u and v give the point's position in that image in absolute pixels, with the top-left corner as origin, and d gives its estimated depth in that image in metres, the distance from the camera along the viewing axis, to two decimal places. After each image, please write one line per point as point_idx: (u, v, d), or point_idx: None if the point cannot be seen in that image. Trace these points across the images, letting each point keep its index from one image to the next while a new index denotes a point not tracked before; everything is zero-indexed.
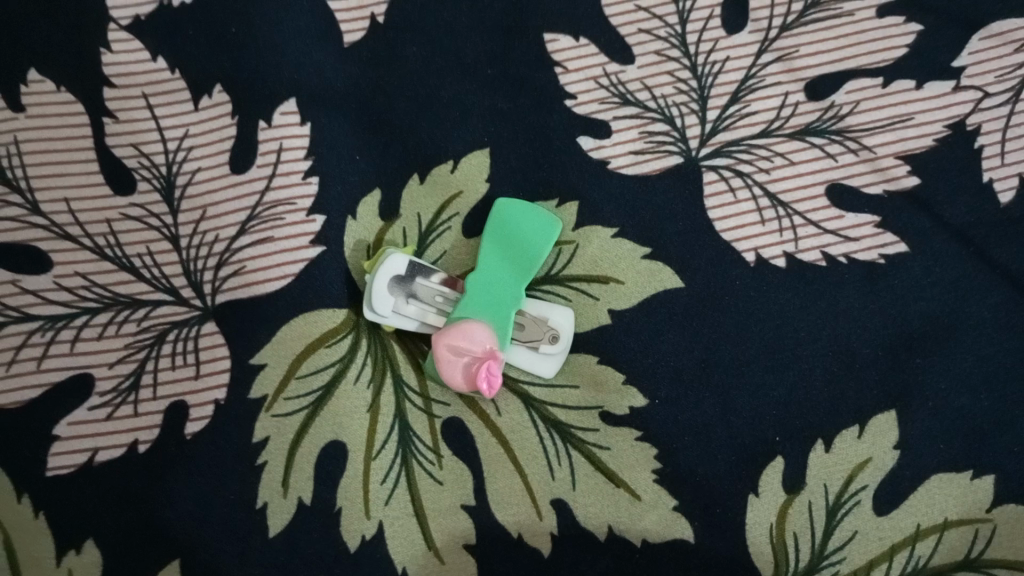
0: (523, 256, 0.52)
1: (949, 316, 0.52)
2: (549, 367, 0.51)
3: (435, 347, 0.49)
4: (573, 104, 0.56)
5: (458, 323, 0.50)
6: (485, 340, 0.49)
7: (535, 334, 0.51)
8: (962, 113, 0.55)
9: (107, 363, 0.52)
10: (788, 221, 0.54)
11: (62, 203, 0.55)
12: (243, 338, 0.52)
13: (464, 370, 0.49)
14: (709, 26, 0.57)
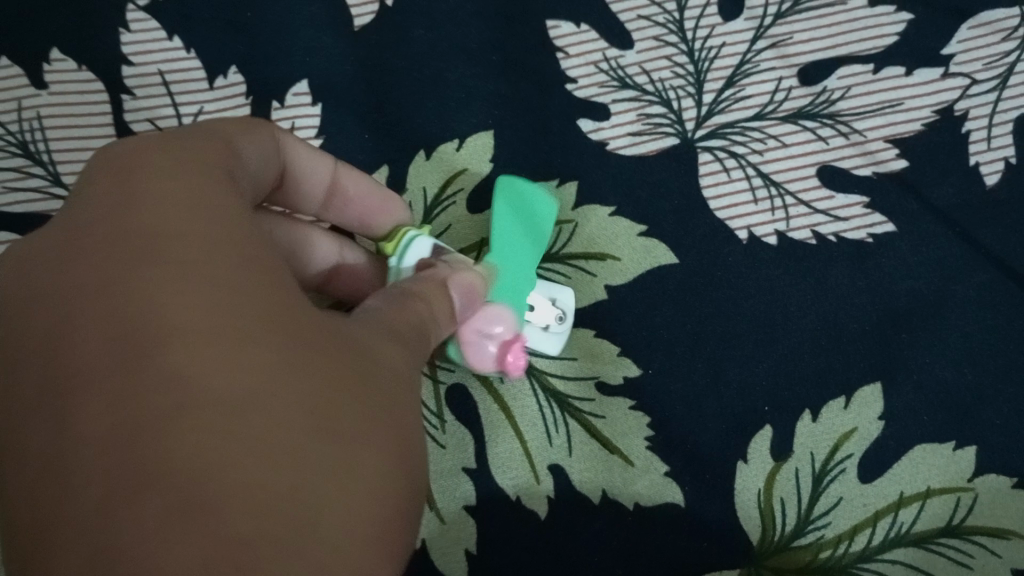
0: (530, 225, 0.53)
1: (935, 294, 0.54)
2: (554, 345, 0.53)
3: (460, 332, 0.48)
4: (574, 88, 0.58)
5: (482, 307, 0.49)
6: (511, 319, 0.49)
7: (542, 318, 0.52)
8: (950, 99, 0.57)
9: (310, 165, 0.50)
10: (779, 200, 0.56)
11: (184, 158, 0.40)
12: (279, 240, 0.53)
13: (494, 351, 0.49)
14: (705, 13, 0.59)
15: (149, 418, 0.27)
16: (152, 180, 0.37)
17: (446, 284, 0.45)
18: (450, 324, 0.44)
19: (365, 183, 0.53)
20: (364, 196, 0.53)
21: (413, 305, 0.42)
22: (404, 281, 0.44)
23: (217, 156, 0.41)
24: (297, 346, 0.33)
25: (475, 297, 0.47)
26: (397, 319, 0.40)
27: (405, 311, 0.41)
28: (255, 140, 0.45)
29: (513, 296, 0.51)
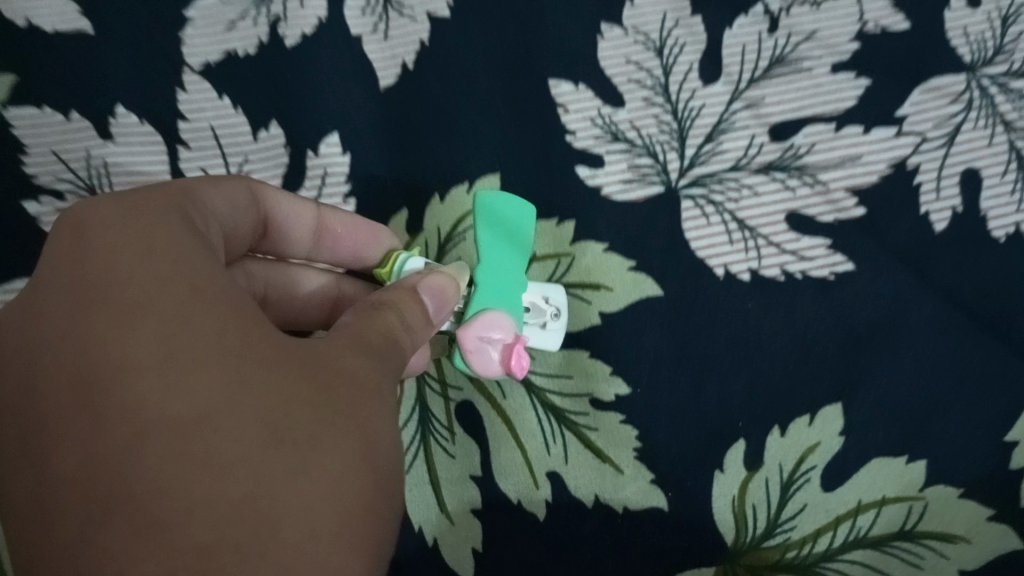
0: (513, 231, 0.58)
1: (890, 324, 0.61)
2: (553, 340, 0.59)
3: (462, 344, 0.55)
4: (572, 140, 0.66)
5: (480, 318, 0.55)
6: (507, 325, 0.55)
7: (538, 318, 0.59)
8: (903, 155, 0.65)
9: (277, 218, 0.59)
10: (752, 242, 0.63)
11: (133, 204, 0.45)
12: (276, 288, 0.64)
13: (496, 356, 0.55)
14: (688, 78, 0.67)
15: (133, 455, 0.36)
16: (107, 227, 0.43)
17: (416, 290, 0.51)
18: (423, 324, 0.50)
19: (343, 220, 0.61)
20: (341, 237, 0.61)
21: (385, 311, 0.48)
22: (379, 295, 0.50)
23: (164, 197, 0.47)
24: (254, 369, 0.39)
25: (446, 297, 0.52)
26: (366, 328, 0.46)
27: (380, 322, 0.47)
28: (223, 188, 0.53)
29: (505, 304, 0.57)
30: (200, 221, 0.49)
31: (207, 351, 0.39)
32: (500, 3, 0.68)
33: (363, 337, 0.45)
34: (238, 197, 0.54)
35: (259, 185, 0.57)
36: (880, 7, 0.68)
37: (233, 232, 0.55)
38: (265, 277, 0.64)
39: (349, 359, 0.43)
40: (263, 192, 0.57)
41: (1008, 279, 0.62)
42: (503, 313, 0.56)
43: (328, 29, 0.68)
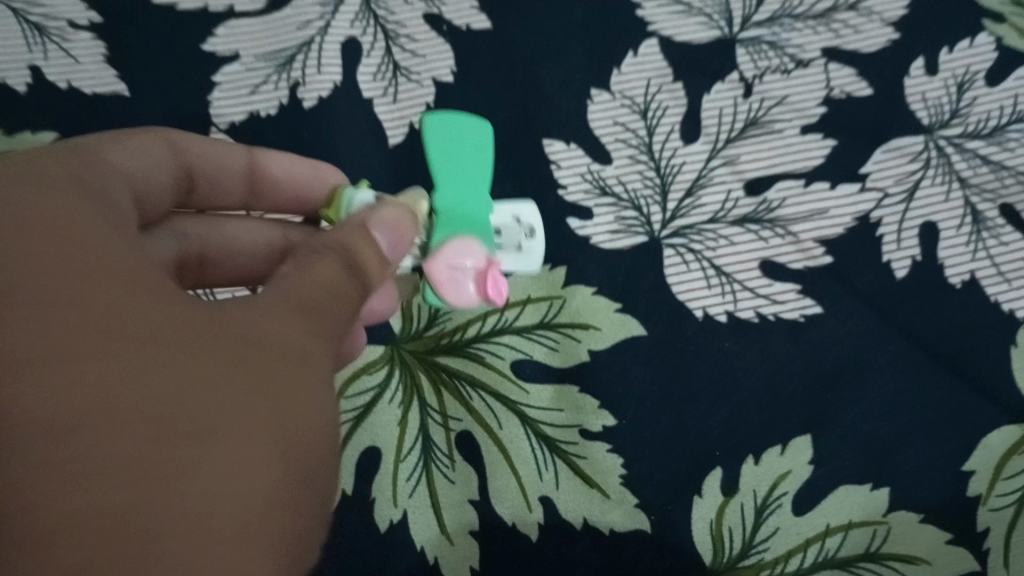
0: (477, 166, 0.64)
1: (855, 363, 0.67)
2: (532, 263, 0.67)
3: (436, 271, 0.60)
4: (564, 194, 0.72)
5: (453, 243, 0.60)
6: (477, 249, 0.60)
7: (512, 238, 0.67)
8: (867, 209, 0.71)
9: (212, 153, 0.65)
10: (729, 287, 0.69)
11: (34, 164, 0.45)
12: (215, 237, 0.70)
13: (471, 280, 0.60)
14: (670, 138, 0.74)
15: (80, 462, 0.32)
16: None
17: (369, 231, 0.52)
18: (380, 263, 0.51)
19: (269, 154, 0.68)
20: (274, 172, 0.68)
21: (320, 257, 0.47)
22: (327, 237, 0.50)
23: (61, 163, 0.47)
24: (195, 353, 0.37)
25: (400, 235, 0.54)
26: (305, 286, 0.44)
27: (320, 272, 0.46)
28: (127, 145, 0.56)
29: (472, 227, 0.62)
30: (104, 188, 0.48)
31: (142, 331, 0.37)
32: (500, 72, 0.75)
33: (300, 297, 0.44)
34: (158, 151, 0.59)
35: (180, 138, 0.62)
36: (845, 76, 0.76)
37: (151, 180, 0.58)
38: (194, 226, 0.69)
39: (288, 324, 0.41)
40: (187, 148, 0.62)
41: (964, 322, 0.68)
42: (472, 237, 0.61)
43: (343, 93, 0.75)
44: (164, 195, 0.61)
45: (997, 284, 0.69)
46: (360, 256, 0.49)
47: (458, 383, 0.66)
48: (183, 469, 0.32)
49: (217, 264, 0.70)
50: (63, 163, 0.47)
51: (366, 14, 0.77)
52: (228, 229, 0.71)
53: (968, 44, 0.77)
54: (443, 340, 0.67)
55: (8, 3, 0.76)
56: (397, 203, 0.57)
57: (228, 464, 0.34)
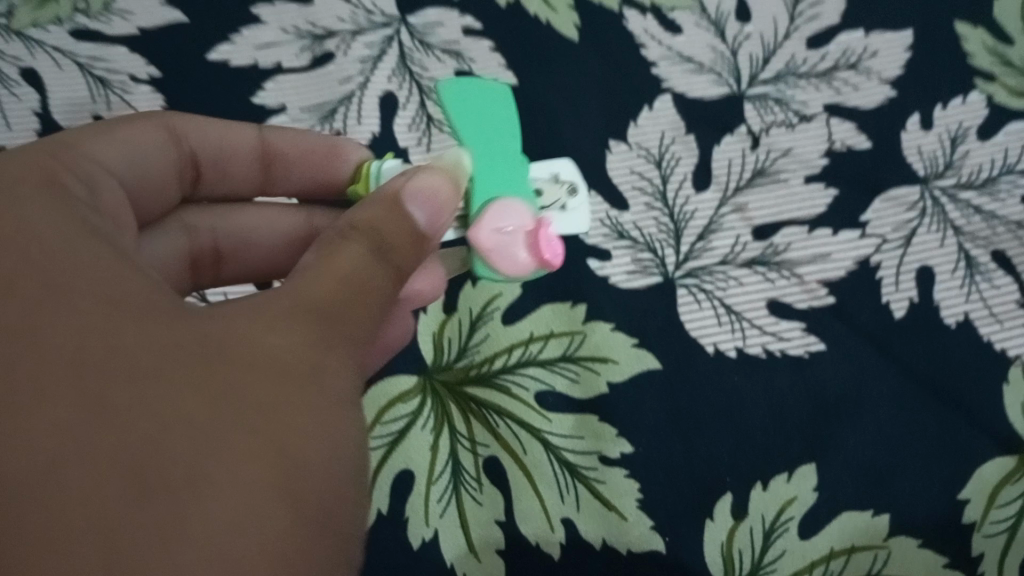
0: (500, 123, 0.61)
1: (854, 397, 0.72)
2: (578, 220, 0.64)
3: (480, 241, 0.57)
4: (585, 237, 0.77)
5: (491, 210, 0.58)
6: (518, 211, 0.58)
7: (554, 198, 0.64)
8: (867, 254, 0.77)
9: (217, 137, 0.70)
10: (738, 324, 0.74)
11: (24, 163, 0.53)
12: (231, 221, 0.75)
13: (521, 243, 0.57)
14: (683, 186, 0.79)
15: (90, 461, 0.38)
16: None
17: (402, 198, 0.53)
18: (409, 229, 0.52)
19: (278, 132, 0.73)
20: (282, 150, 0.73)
21: (341, 245, 0.50)
22: (353, 214, 0.52)
23: (49, 163, 0.54)
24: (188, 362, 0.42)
25: (438, 195, 0.54)
26: (317, 276, 0.48)
27: (338, 255, 0.49)
28: (115, 146, 0.61)
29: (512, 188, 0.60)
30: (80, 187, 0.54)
31: (139, 343, 0.42)
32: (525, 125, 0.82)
33: (309, 286, 0.47)
34: (153, 135, 0.65)
35: (178, 121, 0.67)
36: (845, 130, 0.81)
37: (138, 172, 0.63)
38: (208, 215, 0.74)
39: (287, 323, 0.45)
40: (187, 131, 0.68)
41: (957, 359, 0.73)
42: (514, 199, 0.59)
43: (381, 142, 0.81)
44: (158, 179, 0.66)
45: (989, 324, 0.75)
46: (387, 232, 0.51)
47: (486, 411, 0.71)
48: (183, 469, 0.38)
49: (236, 251, 0.75)
50: (54, 168, 0.54)
51: (402, 70, 0.83)
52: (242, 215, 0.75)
53: (961, 101, 0.83)
54: (472, 372, 0.72)
55: (73, 57, 0.82)
56: (439, 165, 0.57)
57: (225, 463, 0.39)
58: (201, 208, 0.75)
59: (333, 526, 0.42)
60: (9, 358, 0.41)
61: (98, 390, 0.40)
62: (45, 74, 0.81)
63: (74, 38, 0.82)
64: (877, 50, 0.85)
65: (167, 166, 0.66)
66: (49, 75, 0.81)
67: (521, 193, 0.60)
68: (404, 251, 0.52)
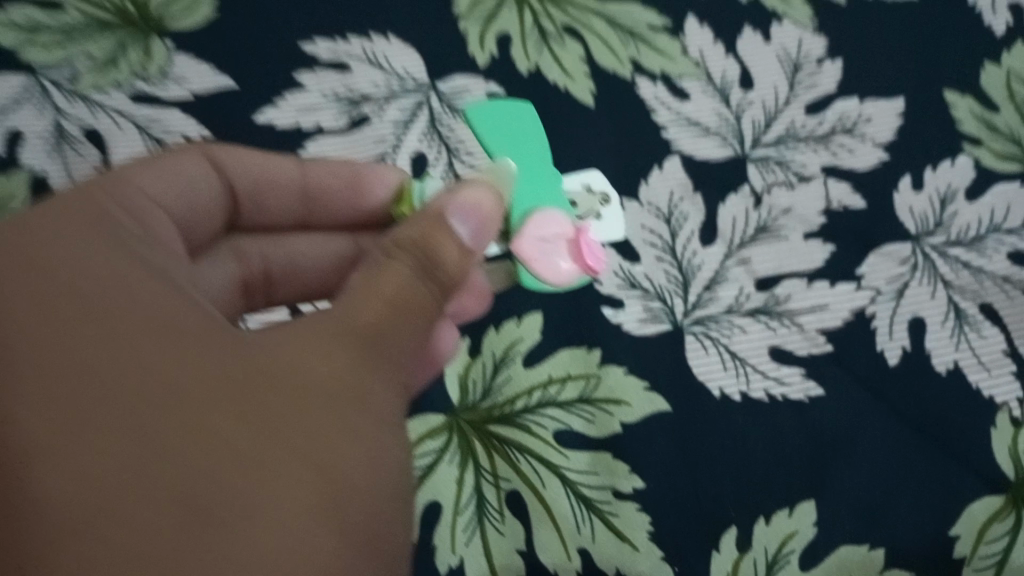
0: (529, 141, 0.71)
1: (850, 439, 0.78)
2: None
3: (525, 249, 0.67)
4: (600, 286, 0.83)
5: (533, 219, 0.68)
6: (555, 218, 0.68)
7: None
8: (862, 305, 0.83)
9: (267, 170, 0.76)
10: (742, 370, 0.80)
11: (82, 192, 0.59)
12: (279, 250, 0.82)
13: (562, 248, 0.67)
14: (691, 241, 0.86)
15: (144, 481, 0.44)
16: (57, 221, 0.56)
17: (444, 219, 0.60)
18: (453, 248, 0.60)
19: (324, 165, 0.78)
20: (328, 181, 0.78)
21: (391, 261, 0.57)
22: (403, 229, 0.60)
23: (103, 196, 0.60)
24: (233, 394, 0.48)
25: (475, 218, 0.61)
26: (363, 298, 0.55)
27: (388, 272, 0.56)
28: (155, 180, 0.67)
29: (549, 201, 0.69)
30: (127, 216, 0.60)
31: (191, 375, 0.49)
32: None
33: (359, 305, 0.54)
34: (195, 167, 0.71)
35: (215, 151, 0.73)
36: (842, 190, 0.88)
37: (176, 202, 0.69)
38: (257, 246, 0.81)
39: (331, 343, 0.52)
40: (224, 163, 0.73)
41: (946, 405, 0.79)
42: (552, 209, 0.69)
43: None
44: (203, 212, 0.73)
45: (977, 372, 0.81)
46: (431, 254, 0.58)
47: (508, 448, 0.77)
48: (222, 488, 0.45)
49: (286, 275, 0.82)
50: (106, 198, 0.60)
51: (432, 133, 0.91)
52: (289, 243, 0.82)
53: (949, 164, 0.90)
54: (495, 411, 0.78)
55: (132, 119, 0.90)
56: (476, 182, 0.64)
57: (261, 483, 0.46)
58: (253, 236, 0.82)
59: (361, 534, 0.48)
60: (69, 387, 0.47)
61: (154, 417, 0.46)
62: (106, 134, 0.89)
63: (132, 101, 0.90)
64: (871, 116, 0.92)
65: (212, 198, 0.73)
66: (110, 136, 0.89)
67: (557, 204, 0.70)
68: (449, 262, 0.59)
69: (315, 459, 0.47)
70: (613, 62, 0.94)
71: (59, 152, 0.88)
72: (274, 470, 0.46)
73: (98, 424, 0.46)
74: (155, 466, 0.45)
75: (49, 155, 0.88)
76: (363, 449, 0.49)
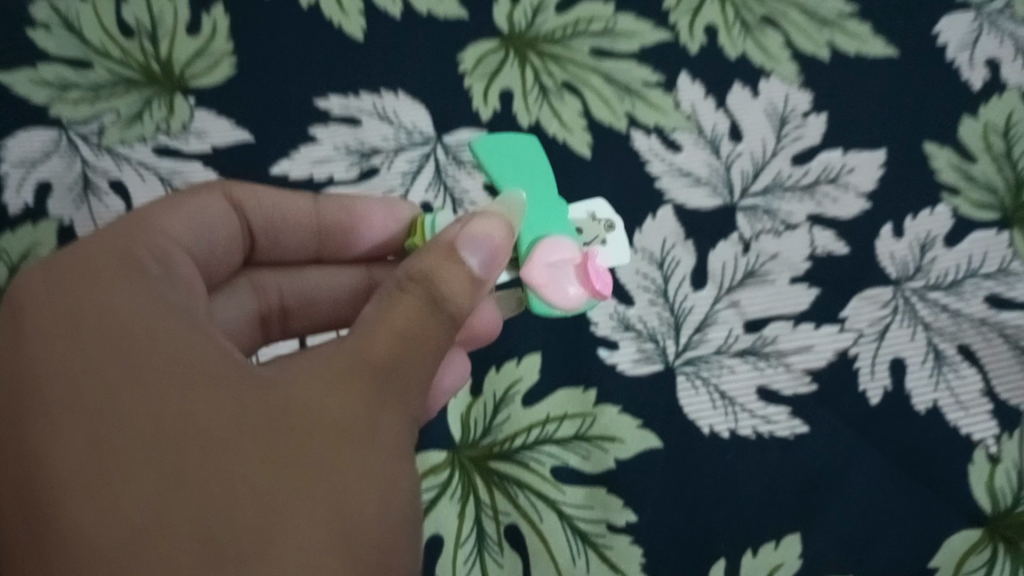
0: (532, 168, 0.75)
1: (833, 475, 0.82)
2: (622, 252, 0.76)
3: (533, 277, 0.68)
4: (595, 329, 0.87)
5: (542, 246, 0.68)
6: (563, 245, 0.68)
7: (594, 233, 0.76)
8: (845, 346, 0.87)
9: (281, 207, 0.80)
10: (731, 409, 0.84)
11: (109, 240, 0.64)
12: (295, 285, 0.87)
13: (570, 274, 0.67)
14: (683, 285, 0.90)
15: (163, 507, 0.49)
16: (85, 273, 0.61)
17: (456, 248, 0.62)
18: (462, 277, 0.61)
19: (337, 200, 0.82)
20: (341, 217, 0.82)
21: (404, 295, 0.59)
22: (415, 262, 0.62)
23: (127, 241, 0.65)
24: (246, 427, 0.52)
25: (487, 246, 0.62)
26: (373, 333, 0.57)
27: (397, 306, 0.59)
28: (179, 222, 0.71)
29: (557, 228, 0.71)
30: (152, 259, 0.65)
31: (208, 411, 0.53)
32: None
33: (370, 340, 0.57)
34: (214, 206, 0.75)
35: (234, 190, 0.77)
36: (826, 237, 0.93)
37: (196, 242, 0.73)
38: (273, 280, 0.86)
39: (340, 378, 0.55)
40: (242, 200, 0.77)
41: (924, 443, 0.83)
42: (560, 236, 0.69)
43: None
44: (222, 249, 0.77)
45: (955, 411, 0.85)
46: (441, 283, 0.60)
47: (507, 483, 0.81)
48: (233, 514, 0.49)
49: (301, 307, 0.87)
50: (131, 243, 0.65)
51: (438, 184, 0.96)
52: (304, 277, 0.87)
53: (928, 212, 0.94)
54: (495, 448, 0.82)
55: (155, 171, 0.95)
56: (489, 212, 0.66)
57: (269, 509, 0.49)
58: (270, 269, 0.87)
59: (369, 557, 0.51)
60: (99, 424, 0.52)
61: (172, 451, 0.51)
62: (131, 186, 0.95)
63: (156, 154, 0.96)
64: (854, 167, 0.97)
65: (230, 235, 0.77)
66: (135, 187, 0.95)
67: (565, 230, 0.71)
68: (461, 295, 0.61)
69: (322, 486, 0.51)
70: (609, 116, 0.99)
71: (86, 203, 0.94)
72: (287, 498, 0.50)
73: (124, 457, 0.51)
74: (177, 494, 0.49)
75: (77, 205, 0.94)
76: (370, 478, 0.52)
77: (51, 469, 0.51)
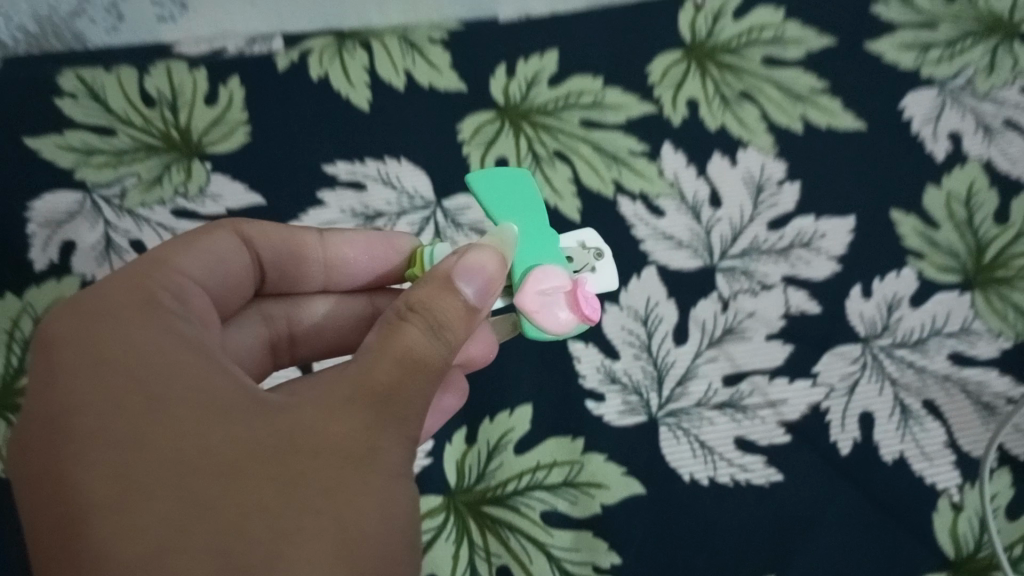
0: (523, 200, 0.80)
1: (806, 521, 0.87)
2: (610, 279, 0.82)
3: (526, 304, 0.73)
4: (584, 381, 0.93)
5: (534, 276, 0.74)
6: (552, 273, 0.74)
7: (585, 260, 0.81)
8: (818, 400, 0.93)
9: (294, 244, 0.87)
10: (710, 458, 0.90)
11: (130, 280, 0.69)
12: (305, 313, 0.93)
13: (559, 299, 0.73)
14: (666, 341, 0.96)
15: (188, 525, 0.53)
16: (110, 314, 0.66)
17: (455, 281, 0.68)
18: (458, 307, 0.67)
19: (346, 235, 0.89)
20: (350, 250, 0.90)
21: (405, 323, 0.65)
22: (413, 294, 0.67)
23: (145, 281, 0.70)
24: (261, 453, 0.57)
25: (481, 276, 0.68)
26: (376, 361, 0.63)
27: (399, 333, 0.64)
28: (194, 262, 0.76)
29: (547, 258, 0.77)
30: (169, 300, 0.70)
31: (225, 442, 0.58)
32: None
33: (372, 368, 0.62)
34: (227, 242, 0.80)
35: (244, 227, 0.82)
36: (799, 297, 0.99)
37: (208, 279, 0.78)
38: (279, 310, 0.92)
39: (345, 407, 0.61)
40: (252, 238, 0.83)
41: (891, 491, 0.89)
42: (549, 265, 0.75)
43: None
44: (235, 283, 0.82)
45: (920, 462, 0.91)
46: (439, 316, 0.66)
47: (499, 527, 0.86)
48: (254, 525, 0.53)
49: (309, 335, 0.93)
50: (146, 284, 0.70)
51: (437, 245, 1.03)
52: (310, 305, 0.93)
53: (895, 275, 1.01)
54: (489, 493, 0.87)
55: (173, 231, 1.02)
56: (483, 245, 0.71)
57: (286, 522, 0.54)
58: (275, 300, 0.92)
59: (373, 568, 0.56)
60: (122, 453, 0.57)
61: (193, 474, 0.56)
62: (150, 245, 1.01)
63: (174, 215, 1.03)
64: (826, 232, 1.04)
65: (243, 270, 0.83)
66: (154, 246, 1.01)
67: (555, 261, 0.77)
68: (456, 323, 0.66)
69: (333, 505, 0.56)
70: (597, 182, 1.06)
71: (108, 260, 1.00)
72: (300, 513, 0.54)
73: (149, 482, 0.55)
74: (200, 511, 0.54)
75: (99, 262, 1.00)
76: (373, 500, 0.58)
77: (78, 501, 0.56)
